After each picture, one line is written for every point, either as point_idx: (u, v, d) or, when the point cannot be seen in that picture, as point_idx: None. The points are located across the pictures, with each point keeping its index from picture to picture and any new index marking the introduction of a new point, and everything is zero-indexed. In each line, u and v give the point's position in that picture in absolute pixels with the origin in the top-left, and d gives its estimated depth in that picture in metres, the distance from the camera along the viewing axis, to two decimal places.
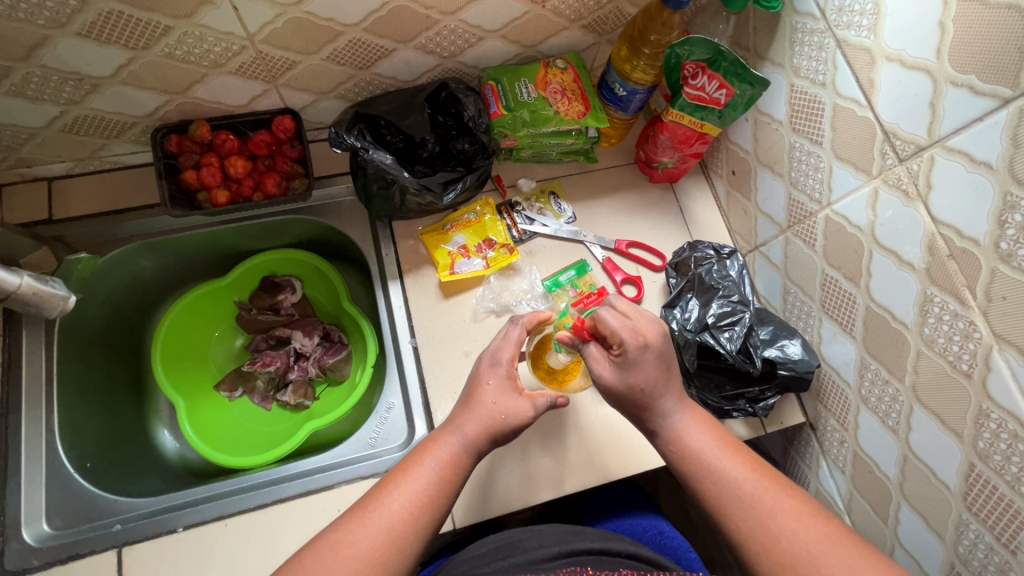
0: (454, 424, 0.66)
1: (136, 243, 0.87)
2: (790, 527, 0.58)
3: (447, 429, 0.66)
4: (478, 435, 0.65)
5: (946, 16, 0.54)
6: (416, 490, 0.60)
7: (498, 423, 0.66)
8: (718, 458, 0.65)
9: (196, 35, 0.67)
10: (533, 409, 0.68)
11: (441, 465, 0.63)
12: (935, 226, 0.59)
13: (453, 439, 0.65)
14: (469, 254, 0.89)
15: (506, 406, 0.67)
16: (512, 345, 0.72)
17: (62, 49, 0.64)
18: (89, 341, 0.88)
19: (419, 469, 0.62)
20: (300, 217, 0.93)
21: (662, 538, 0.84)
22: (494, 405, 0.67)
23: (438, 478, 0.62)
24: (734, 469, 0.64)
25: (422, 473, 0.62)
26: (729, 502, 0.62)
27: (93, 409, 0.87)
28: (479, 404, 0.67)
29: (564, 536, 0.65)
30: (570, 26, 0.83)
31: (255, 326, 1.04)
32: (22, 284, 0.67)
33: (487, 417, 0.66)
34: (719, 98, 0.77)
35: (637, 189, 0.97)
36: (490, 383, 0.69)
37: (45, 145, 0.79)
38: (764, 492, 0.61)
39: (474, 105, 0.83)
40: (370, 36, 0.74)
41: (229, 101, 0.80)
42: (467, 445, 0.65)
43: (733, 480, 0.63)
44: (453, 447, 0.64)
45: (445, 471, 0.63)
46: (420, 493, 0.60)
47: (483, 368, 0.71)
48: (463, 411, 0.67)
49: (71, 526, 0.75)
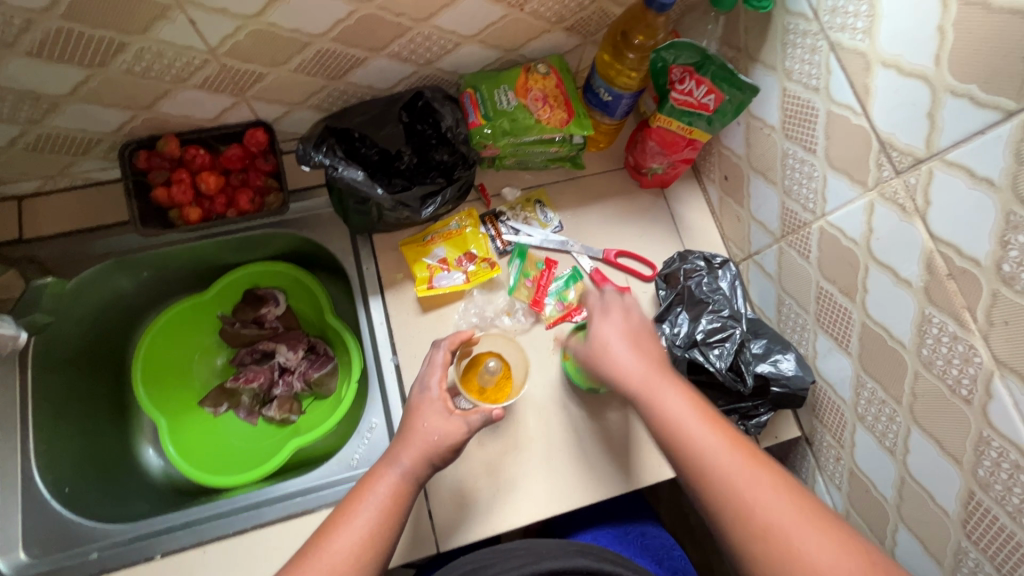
0: (394, 457, 0.66)
1: (111, 261, 0.85)
2: (770, 515, 0.55)
3: (387, 461, 0.66)
4: (416, 462, 0.65)
5: (946, 20, 0.50)
6: (362, 528, 0.61)
7: (432, 446, 0.66)
8: (698, 431, 0.61)
9: (154, 50, 0.64)
10: (465, 426, 0.66)
11: (384, 499, 0.63)
12: (933, 244, 0.56)
13: (393, 472, 0.65)
14: (449, 268, 0.86)
15: (437, 427, 0.67)
16: (438, 367, 0.71)
17: (14, 68, 0.62)
18: (65, 361, 0.86)
19: (361, 507, 0.62)
20: (277, 230, 0.90)
21: (644, 538, 0.87)
22: (425, 428, 0.67)
23: (381, 513, 0.62)
24: (719, 443, 0.60)
25: (364, 513, 0.62)
26: (712, 479, 0.58)
27: (72, 431, 0.85)
28: (416, 434, 0.66)
29: (527, 562, 0.60)
30: (552, 29, 0.79)
31: (239, 340, 1.01)
32: None
33: (424, 442, 0.66)
34: (708, 103, 0.74)
35: (626, 196, 0.93)
36: (423, 408, 0.69)
37: (9, 164, 0.76)
38: (749, 471, 0.58)
39: (451, 115, 0.80)
40: (339, 45, 0.70)
41: (197, 115, 0.77)
42: (406, 472, 0.65)
43: (719, 455, 0.59)
44: (397, 477, 0.64)
45: (386, 505, 0.63)
46: (365, 533, 0.61)
47: (414, 399, 0.70)
48: (400, 444, 0.66)
49: (48, 553, 0.74)
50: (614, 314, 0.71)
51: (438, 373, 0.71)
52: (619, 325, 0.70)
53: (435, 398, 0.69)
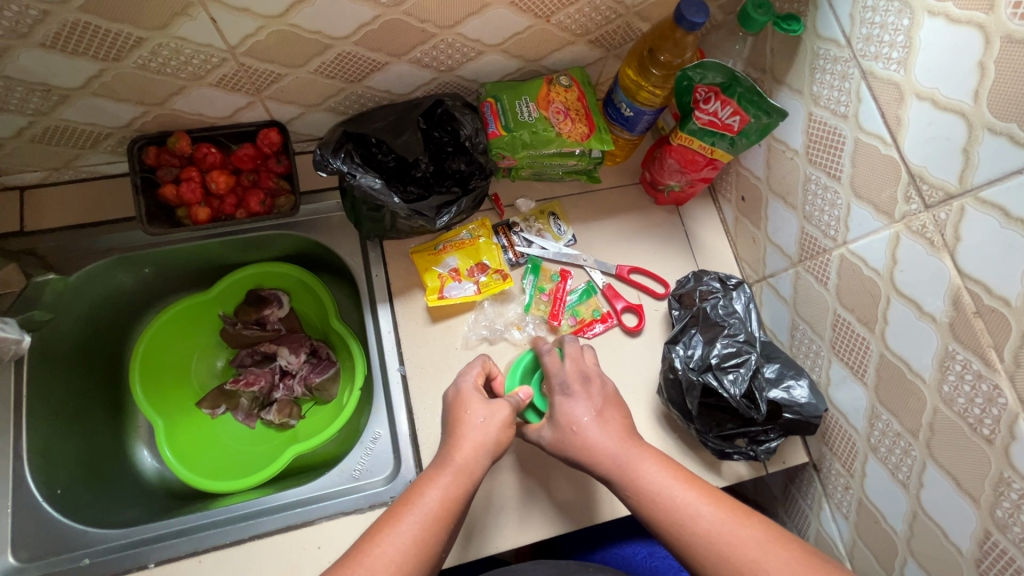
0: (445, 459, 0.64)
1: (114, 257, 0.83)
2: (768, 565, 0.55)
3: (440, 463, 0.64)
4: (468, 462, 0.63)
5: (988, 56, 0.49)
6: (409, 531, 0.58)
7: (469, 473, 0.63)
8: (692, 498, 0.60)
9: (172, 47, 0.62)
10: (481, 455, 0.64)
11: (433, 504, 0.60)
12: (961, 280, 0.55)
13: (442, 479, 0.62)
14: (460, 278, 0.85)
15: (480, 455, 0.64)
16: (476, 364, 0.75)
17: (25, 60, 0.60)
18: (62, 358, 0.84)
19: (408, 514, 0.59)
20: (284, 232, 0.88)
21: (652, 559, 0.87)
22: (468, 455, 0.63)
23: (430, 518, 0.59)
24: (700, 503, 0.59)
25: (411, 520, 0.58)
26: (697, 541, 0.57)
27: (67, 430, 0.83)
28: (469, 435, 0.65)
29: None
30: (576, 41, 0.78)
31: (239, 340, 1.00)
32: None
33: (477, 445, 0.64)
34: (732, 124, 0.73)
35: (641, 211, 0.92)
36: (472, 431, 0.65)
37: (14, 155, 0.74)
38: (734, 528, 0.57)
39: (471, 123, 0.78)
40: (361, 49, 0.69)
41: (211, 113, 0.75)
42: (458, 472, 0.62)
43: (700, 516, 0.58)
44: (452, 478, 0.62)
45: (432, 520, 0.59)
46: (405, 545, 0.57)
47: (451, 395, 0.71)
48: (452, 445, 0.65)
49: (39, 558, 0.72)
50: (593, 382, 0.71)
51: (479, 367, 0.73)
52: (596, 397, 0.70)
53: (470, 386, 0.70)
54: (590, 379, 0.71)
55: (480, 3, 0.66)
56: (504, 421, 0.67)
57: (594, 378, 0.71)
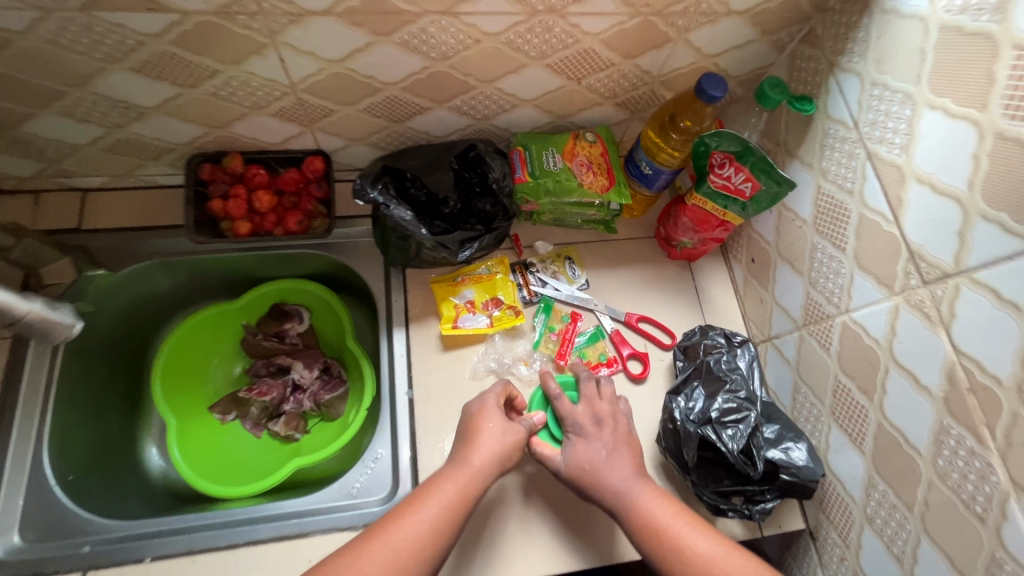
0: (462, 459, 0.70)
1: (155, 261, 0.89)
2: None
3: (456, 464, 0.70)
4: (483, 465, 0.69)
5: (981, 149, 0.53)
6: (424, 522, 0.63)
7: (479, 474, 0.69)
8: (686, 529, 0.66)
9: (242, 79, 0.70)
10: (496, 461, 0.71)
11: (447, 500, 0.66)
12: (956, 356, 0.57)
13: (458, 475, 0.68)
14: (475, 310, 0.88)
15: (494, 459, 0.71)
16: (494, 387, 0.78)
17: (114, 80, 0.68)
18: (93, 352, 0.89)
19: (425, 503, 0.65)
20: (315, 253, 0.93)
21: None
22: (484, 458, 0.70)
23: (443, 510, 0.65)
24: (699, 536, 0.65)
25: (427, 508, 0.64)
26: (694, 559, 0.64)
27: (85, 420, 0.86)
28: (481, 440, 0.72)
29: None
30: (603, 103, 0.84)
31: (258, 351, 1.04)
32: (30, 310, 0.73)
33: (491, 452, 0.71)
34: (744, 189, 0.77)
35: (653, 263, 0.96)
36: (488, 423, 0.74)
37: (85, 160, 0.82)
38: (731, 558, 0.63)
39: (500, 168, 0.84)
40: (407, 94, 0.76)
41: (265, 138, 0.82)
42: (473, 473, 0.69)
43: (701, 545, 0.65)
44: (464, 477, 0.68)
45: (448, 509, 0.65)
46: (424, 527, 0.63)
47: (472, 406, 0.76)
48: (470, 447, 0.71)
49: (43, 541, 0.74)
50: (608, 424, 0.76)
51: (497, 389, 0.78)
52: (608, 439, 0.74)
53: (493, 403, 0.76)
54: (603, 422, 0.76)
55: (519, 63, 0.73)
56: (516, 441, 0.73)
57: (606, 421, 0.76)
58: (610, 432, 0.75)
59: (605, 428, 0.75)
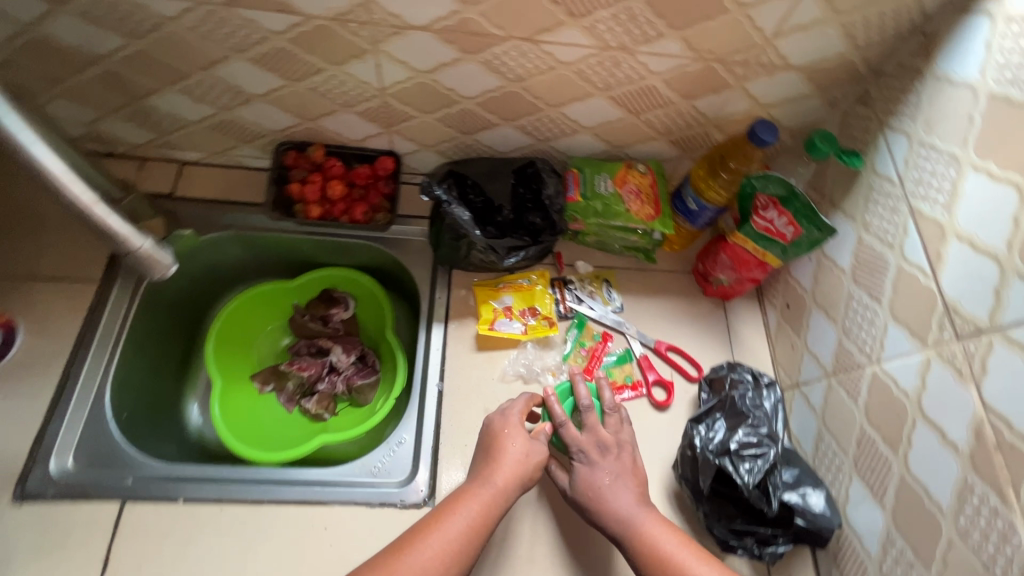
0: (486, 477, 0.72)
1: (231, 232, 0.98)
2: None
3: (480, 480, 0.72)
4: (507, 484, 0.72)
5: (1022, 212, 0.55)
6: (450, 537, 0.66)
7: (503, 491, 0.71)
8: (689, 560, 0.67)
9: (340, 79, 0.79)
10: (518, 478, 0.73)
11: (473, 514, 0.69)
12: (985, 413, 0.58)
13: (484, 491, 0.71)
14: (512, 316, 0.93)
15: (518, 478, 0.73)
16: (518, 400, 0.81)
17: (233, 67, 0.78)
18: (162, 306, 0.97)
19: (452, 518, 0.68)
20: (371, 245, 1.00)
21: None
22: (508, 474, 0.73)
23: (471, 524, 0.68)
24: (704, 569, 0.66)
25: (454, 522, 0.68)
26: None
27: (145, 367, 0.94)
28: (504, 460, 0.74)
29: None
30: (658, 139, 0.90)
31: (302, 331, 1.11)
32: (143, 246, 0.67)
33: (514, 471, 0.73)
34: (785, 233, 0.80)
35: (688, 297, 0.99)
36: (511, 435, 0.77)
37: (191, 135, 0.92)
38: None
39: (554, 186, 0.89)
40: (480, 109, 0.84)
41: (347, 135, 0.91)
42: (497, 490, 0.71)
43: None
44: (488, 495, 0.71)
45: (474, 524, 0.68)
46: (450, 542, 0.66)
47: (495, 422, 0.78)
48: (493, 465, 0.73)
49: (91, 467, 0.80)
50: (610, 452, 0.76)
51: (521, 405, 0.80)
52: (613, 466, 0.75)
53: (517, 418, 0.78)
54: (607, 449, 0.76)
55: (586, 92, 0.80)
56: (539, 461, 0.76)
57: (611, 450, 0.76)
58: (615, 461, 0.76)
59: (608, 455, 0.76)
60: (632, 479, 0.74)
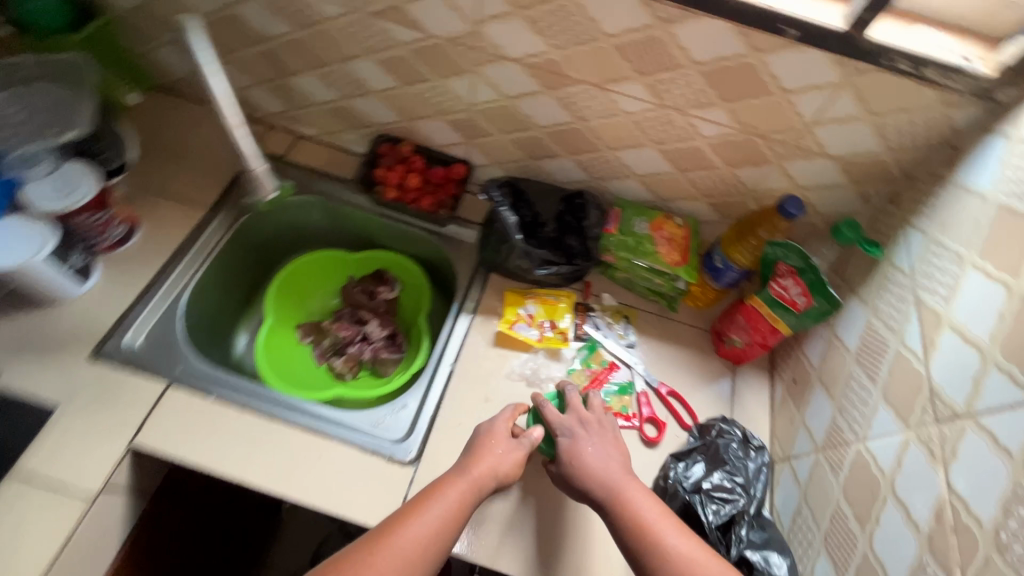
0: (465, 470, 0.76)
1: (319, 199, 1.15)
2: None
3: (459, 472, 0.76)
4: (482, 477, 0.76)
5: (1008, 308, 0.59)
6: (427, 526, 0.69)
7: (485, 482, 0.76)
8: (663, 524, 0.70)
9: (440, 90, 0.96)
10: (496, 474, 0.77)
11: (452, 504, 0.72)
12: (948, 496, 0.59)
13: (462, 482, 0.74)
14: (531, 323, 1.01)
15: (495, 474, 0.77)
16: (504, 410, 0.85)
17: (361, 65, 0.97)
18: (246, 244, 1.15)
19: (432, 506, 0.71)
20: (429, 237, 1.14)
21: None
22: (489, 468, 0.77)
23: (448, 513, 0.71)
24: (676, 534, 0.69)
25: (432, 510, 0.71)
26: (670, 554, 0.67)
27: (217, 289, 1.10)
28: (487, 457, 0.78)
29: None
30: (699, 198, 0.99)
31: (349, 299, 1.23)
32: (259, 167, 0.79)
33: (491, 466, 0.77)
34: (798, 302, 0.86)
35: (700, 352, 1.04)
36: (494, 438, 0.81)
37: (312, 114, 1.12)
38: (709, 560, 0.67)
39: (596, 218, 1.01)
40: (548, 138, 0.97)
41: (434, 139, 1.07)
42: (473, 483, 0.75)
43: (677, 542, 0.68)
44: (466, 486, 0.74)
45: (452, 514, 0.71)
46: (429, 529, 0.69)
47: (483, 427, 0.83)
48: (472, 461, 0.77)
49: (150, 351, 0.93)
50: (592, 427, 0.82)
51: (508, 411, 0.85)
52: (598, 438, 0.81)
53: (501, 426, 0.82)
54: (590, 424, 0.82)
55: (640, 142, 0.92)
56: (517, 461, 0.80)
57: (591, 427, 0.82)
58: (598, 433, 0.81)
59: (591, 425, 0.82)
60: (614, 451, 0.79)
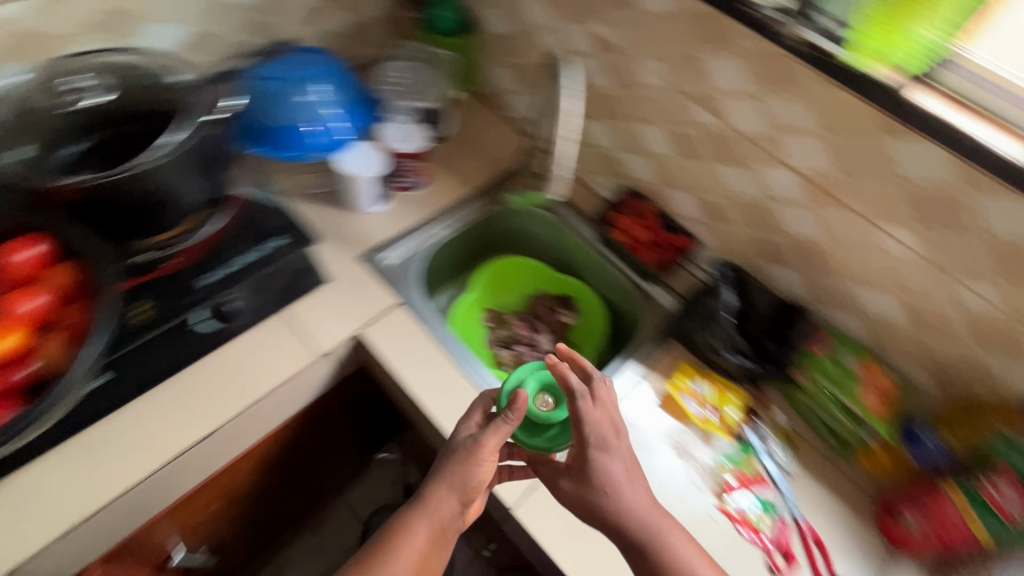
0: (436, 490, 0.81)
1: (554, 217, 1.29)
2: None
3: (433, 490, 0.81)
4: (445, 495, 0.80)
5: None
6: (417, 541, 0.81)
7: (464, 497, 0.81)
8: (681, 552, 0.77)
9: (708, 171, 1.08)
10: (469, 486, 0.80)
11: (435, 522, 0.81)
12: None
13: (436, 504, 0.81)
14: (701, 401, 1.04)
15: (466, 486, 0.80)
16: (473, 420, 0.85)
17: (648, 129, 1.13)
18: (482, 229, 1.32)
19: (415, 523, 0.81)
20: (629, 285, 1.22)
21: None
22: (468, 480, 0.80)
23: (438, 526, 0.82)
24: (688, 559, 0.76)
25: (418, 524, 0.81)
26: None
27: (448, 253, 1.29)
28: (455, 475, 0.80)
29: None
30: (920, 361, 0.96)
31: (534, 307, 1.34)
32: None
33: (464, 480, 0.80)
34: (1011, 513, 0.79)
35: (858, 514, 0.96)
36: (463, 454, 0.80)
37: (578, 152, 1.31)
38: None
39: (803, 334, 1.03)
40: (787, 246, 1.04)
41: (675, 208, 1.20)
42: (443, 506, 0.80)
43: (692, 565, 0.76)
44: (439, 507, 0.81)
45: (436, 535, 0.82)
46: (422, 542, 0.81)
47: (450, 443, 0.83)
48: (437, 484, 0.81)
49: (395, 274, 1.13)
50: (618, 437, 0.79)
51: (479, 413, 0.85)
52: (622, 450, 0.79)
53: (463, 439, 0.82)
54: (620, 430, 0.79)
55: (884, 283, 0.94)
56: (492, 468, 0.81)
57: (623, 432, 0.79)
58: (625, 449, 0.79)
59: (609, 425, 0.78)
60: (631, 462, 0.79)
